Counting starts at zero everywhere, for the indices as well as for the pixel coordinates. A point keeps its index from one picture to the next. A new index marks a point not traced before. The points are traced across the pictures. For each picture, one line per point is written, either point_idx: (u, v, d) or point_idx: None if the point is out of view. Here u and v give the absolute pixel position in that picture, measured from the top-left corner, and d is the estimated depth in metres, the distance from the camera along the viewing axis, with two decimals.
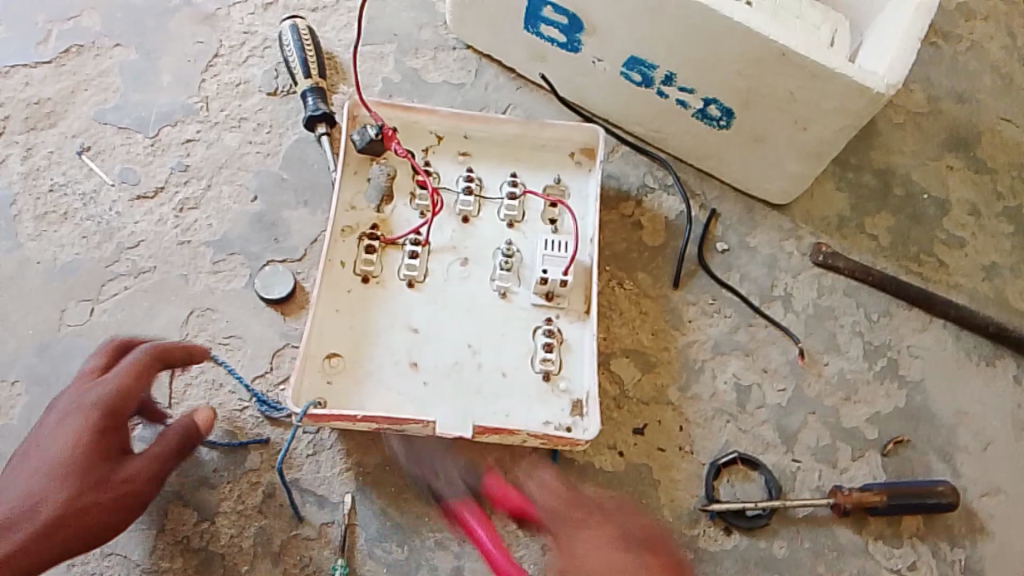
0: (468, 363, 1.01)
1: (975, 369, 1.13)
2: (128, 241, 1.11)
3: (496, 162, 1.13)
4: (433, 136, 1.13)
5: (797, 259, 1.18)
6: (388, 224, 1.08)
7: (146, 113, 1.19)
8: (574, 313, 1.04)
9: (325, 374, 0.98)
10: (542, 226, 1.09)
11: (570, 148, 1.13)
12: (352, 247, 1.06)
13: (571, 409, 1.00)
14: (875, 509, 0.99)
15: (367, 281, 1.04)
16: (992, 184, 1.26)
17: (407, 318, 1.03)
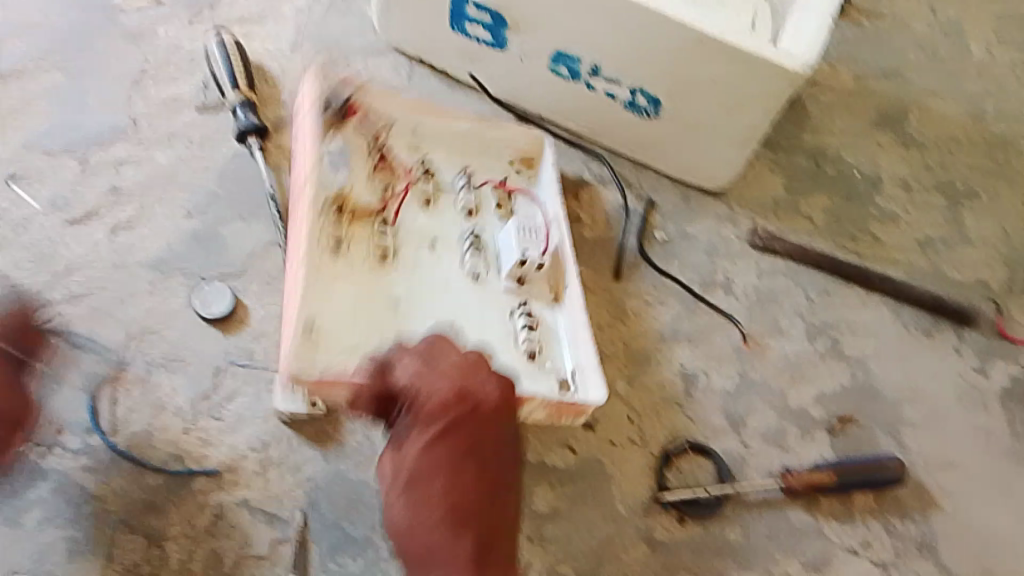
0: (452, 343, 1.00)
1: (918, 341, 1.15)
2: (61, 267, 1.08)
3: (446, 159, 1.14)
4: (382, 124, 1.12)
5: (737, 244, 1.19)
6: (355, 193, 1.07)
7: (73, 136, 1.16)
8: (542, 296, 1.06)
9: (307, 343, 0.95)
10: (498, 219, 1.11)
11: (511, 154, 1.15)
12: (322, 225, 1.02)
13: (559, 388, 1.00)
14: (827, 488, 1.01)
15: (338, 256, 1.02)
16: (923, 159, 1.28)
17: (388, 297, 1.02)
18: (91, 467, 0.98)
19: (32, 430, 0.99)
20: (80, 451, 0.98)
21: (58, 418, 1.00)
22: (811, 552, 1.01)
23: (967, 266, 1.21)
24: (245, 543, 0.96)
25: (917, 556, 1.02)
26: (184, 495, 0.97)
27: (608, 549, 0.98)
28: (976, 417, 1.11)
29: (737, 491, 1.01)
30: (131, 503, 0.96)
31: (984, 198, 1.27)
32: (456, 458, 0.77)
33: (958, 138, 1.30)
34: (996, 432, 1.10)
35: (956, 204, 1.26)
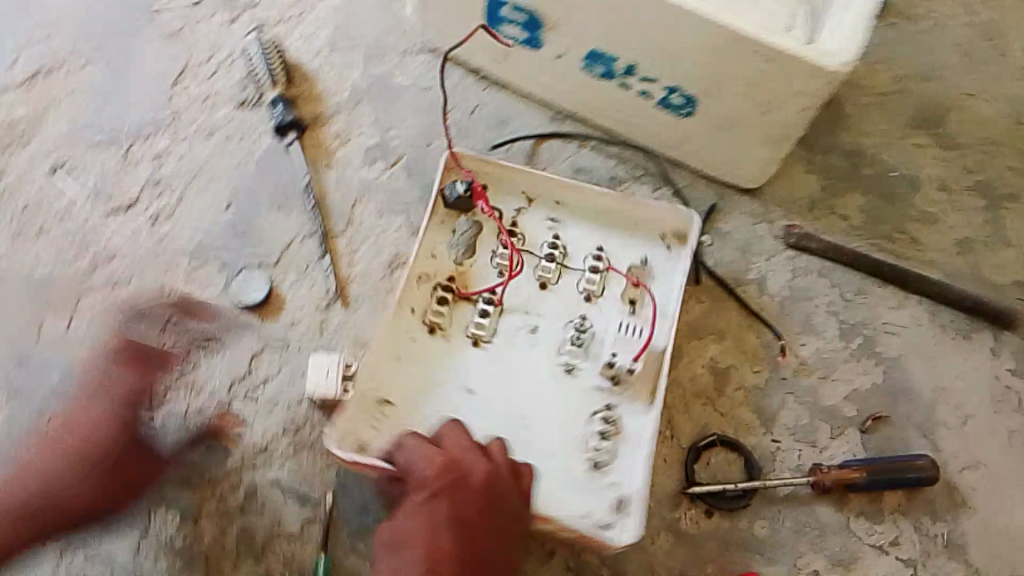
0: (518, 427, 1.01)
1: (953, 343, 1.13)
2: (103, 253, 1.12)
3: (584, 232, 1.09)
4: (524, 197, 1.10)
5: (770, 242, 1.18)
6: (466, 277, 1.07)
7: (118, 128, 1.20)
8: (638, 399, 1.02)
9: (372, 419, 0.99)
10: (618, 305, 1.07)
11: (661, 231, 1.09)
12: (425, 295, 1.05)
13: (616, 504, 0.97)
14: (855, 485, 1.00)
15: (433, 334, 1.04)
16: (961, 160, 1.27)
17: (463, 378, 1.03)
18: None
19: None
20: None
21: None
22: (837, 549, 1.01)
23: (1005, 269, 1.20)
24: (276, 521, 0.99)
25: (943, 556, 1.02)
26: (216, 475, 1.01)
27: (632, 540, 0.99)
28: (1013, 420, 1.09)
29: (765, 486, 1.00)
30: (165, 482, 1.00)
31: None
32: (464, 510, 0.83)
33: (998, 140, 1.29)
34: None
35: (994, 206, 1.24)
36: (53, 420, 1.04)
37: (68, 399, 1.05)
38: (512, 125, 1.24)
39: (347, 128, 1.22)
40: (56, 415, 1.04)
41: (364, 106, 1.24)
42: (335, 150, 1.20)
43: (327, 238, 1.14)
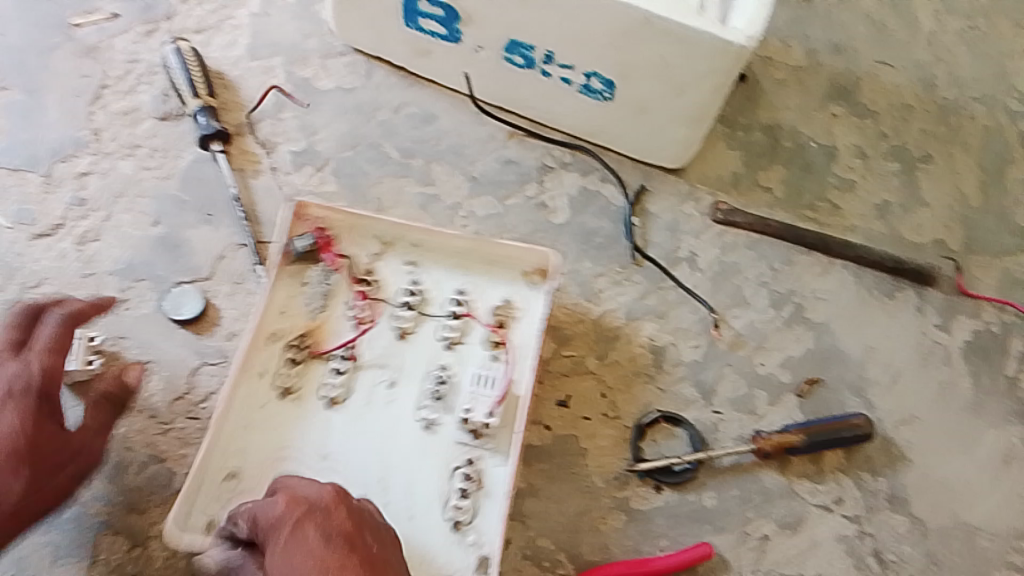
0: (377, 500, 0.92)
1: (879, 304, 1.18)
2: (29, 280, 1.09)
3: (442, 279, 1.04)
4: (380, 241, 1.04)
5: (698, 220, 1.21)
6: (318, 334, 0.99)
7: (36, 151, 1.17)
8: (501, 455, 0.95)
9: (218, 495, 0.89)
10: (481, 350, 1.00)
11: (522, 268, 1.04)
12: (273, 354, 0.97)
13: (476, 567, 0.89)
14: (795, 448, 1.03)
15: (284, 396, 0.95)
16: (875, 127, 1.31)
17: (318, 445, 0.94)
18: None
19: None
20: None
21: None
22: (784, 512, 1.03)
23: (924, 228, 1.24)
24: None
25: (886, 509, 1.05)
26: (166, 494, 0.98)
27: (585, 522, 1.00)
28: (940, 373, 1.14)
29: (710, 457, 1.03)
30: (111, 506, 0.97)
31: (938, 161, 1.30)
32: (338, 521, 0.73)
33: (909, 105, 1.33)
34: (959, 386, 1.13)
35: (910, 169, 1.29)
36: None
37: None
38: (439, 122, 1.24)
39: (272, 135, 1.21)
40: None
41: (288, 113, 1.23)
42: (261, 158, 1.19)
43: (259, 247, 1.13)
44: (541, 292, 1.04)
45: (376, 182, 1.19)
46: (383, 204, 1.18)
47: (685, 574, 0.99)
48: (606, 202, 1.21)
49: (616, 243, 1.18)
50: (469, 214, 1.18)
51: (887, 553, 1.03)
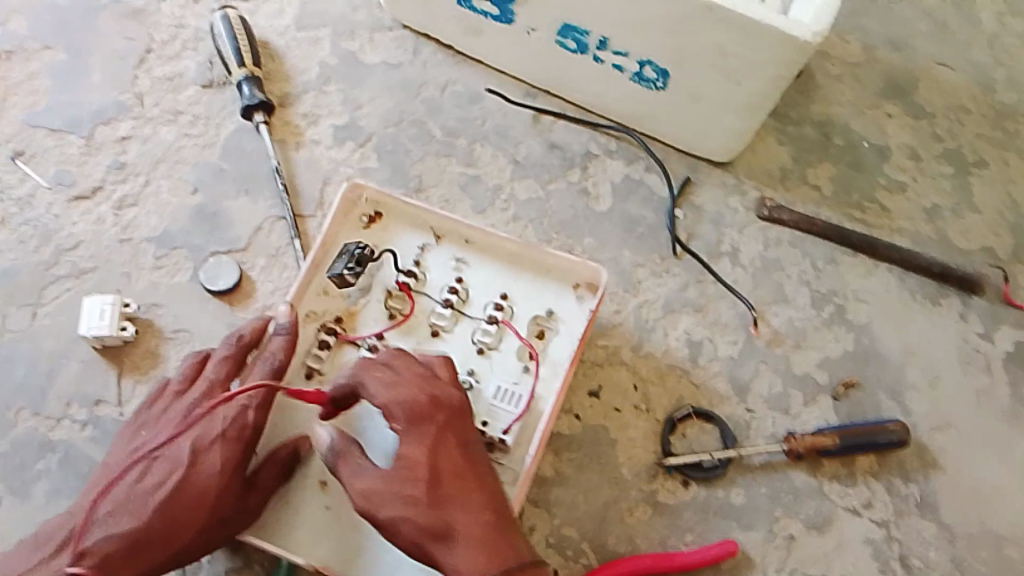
0: None
1: (922, 308, 1.15)
2: (67, 243, 1.10)
3: (485, 281, 1.00)
4: (433, 234, 1.02)
5: (741, 214, 1.19)
6: (353, 322, 0.98)
7: (79, 113, 1.17)
8: (509, 474, 0.91)
9: None
10: (513, 361, 0.96)
11: (571, 282, 1.00)
12: (309, 335, 0.96)
13: None
14: (828, 450, 1.01)
15: (310, 379, 0.95)
16: (929, 127, 1.28)
17: None
18: (96, 438, 1.01)
19: (41, 400, 1.02)
20: (87, 422, 1.01)
21: (67, 390, 1.03)
22: (813, 514, 1.02)
23: (972, 233, 1.21)
24: None
25: (917, 517, 1.04)
26: None
27: (612, 512, 1.00)
28: (982, 382, 1.12)
29: (739, 455, 1.01)
30: None
31: (991, 165, 1.26)
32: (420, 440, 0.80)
33: (965, 106, 1.30)
34: (1000, 396, 1.11)
35: (961, 172, 1.25)
36: (18, 414, 1.02)
37: (34, 392, 1.03)
38: (484, 103, 1.23)
39: (316, 108, 1.20)
40: (23, 408, 1.02)
41: (333, 86, 1.22)
42: (304, 131, 1.19)
43: (297, 220, 1.13)
44: (586, 310, 0.99)
45: (417, 160, 1.18)
46: (423, 183, 1.17)
47: (708, 570, 0.98)
48: (648, 191, 1.19)
49: (656, 234, 1.16)
50: (509, 196, 1.17)
51: (916, 561, 1.02)
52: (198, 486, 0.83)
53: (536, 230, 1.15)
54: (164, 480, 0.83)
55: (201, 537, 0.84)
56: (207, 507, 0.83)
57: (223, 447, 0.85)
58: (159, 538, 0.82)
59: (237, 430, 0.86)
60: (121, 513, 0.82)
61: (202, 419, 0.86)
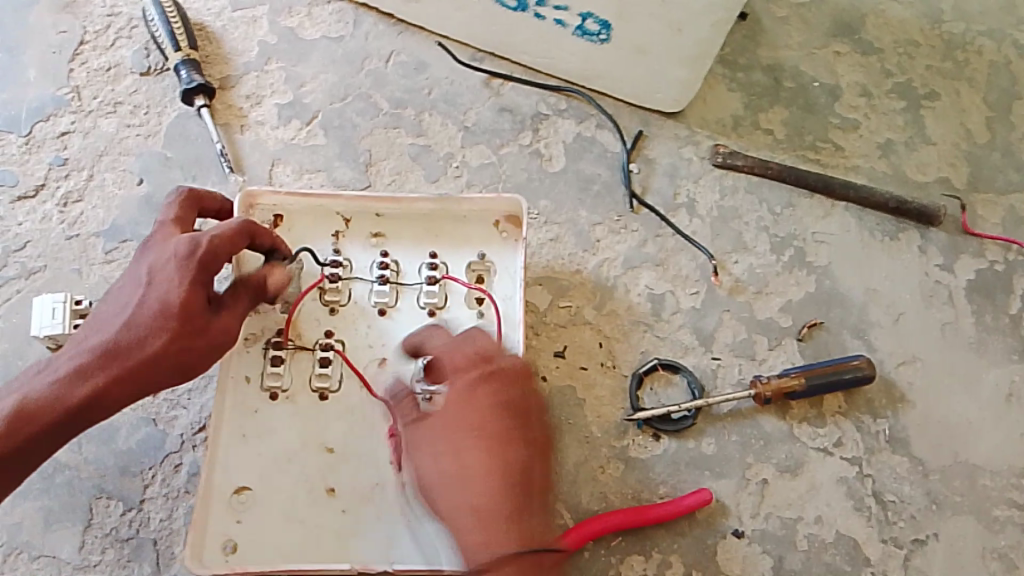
0: (390, 481, 0.90)
1: (881, 245, 1.16)
2: (13, 243, 1.08)
3: (414, 245, 1.00)
4: (342, 220, 1.00)
5: (697, 164, 1.19)
6: (296, 329, 0.96)
7: (17, 111, 1.14)
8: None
9: (232, 512, 0.87)
10: (466, 310, 0.97)
11: (492, 219, 1.00)
12: (256, 360, 0.94)
13: None
14: (796, 393, 1.02)
15: (276, 399, 0.92)
16: (879, 64, 1.28)
17: (321, 437, 0.91)
18: None
19: None
20: None
21: None
22: (784, 457, 1.03)
23: (928, 167, 1.21)
24: None
25: (887, 452, 1.05)
26: (158, 457, 0.97)
27: (584, 471, 1.00)
28: (944, 314, 1.12)
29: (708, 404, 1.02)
30: (105, 468, 0.96)
31: (943, 98, 1.26)
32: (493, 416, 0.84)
33: (913, 41, 1.30)
34: (963, 327, 1.12)
35: (914, 107, 1.25)
36: None
37: None
38: (430, 71, 1.21)
39: (259, 88, 1.18)
40: None
41: (274, 64, 1.19)
42: (248, 112, 1.16)
43: None
44: (517, 242, 1.00)
45: (365, 134, 1.16)
46: (373, 157, 1.15)
47: (684, 520, 0.99)
48: (602, 148, 1.18)
49: (612, 190, 1.15)
50: (461, 164, 1.16)
51: (888, 495, 1.03)
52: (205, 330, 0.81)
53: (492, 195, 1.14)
54: (137, 312, 0.78)
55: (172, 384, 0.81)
56: (186, 351, 0.78)
57: (193, 284, 0.79)
58: (125, 376, 0.77)
59: (207, 258, 0.80)
60: (84, 353, 0.77)
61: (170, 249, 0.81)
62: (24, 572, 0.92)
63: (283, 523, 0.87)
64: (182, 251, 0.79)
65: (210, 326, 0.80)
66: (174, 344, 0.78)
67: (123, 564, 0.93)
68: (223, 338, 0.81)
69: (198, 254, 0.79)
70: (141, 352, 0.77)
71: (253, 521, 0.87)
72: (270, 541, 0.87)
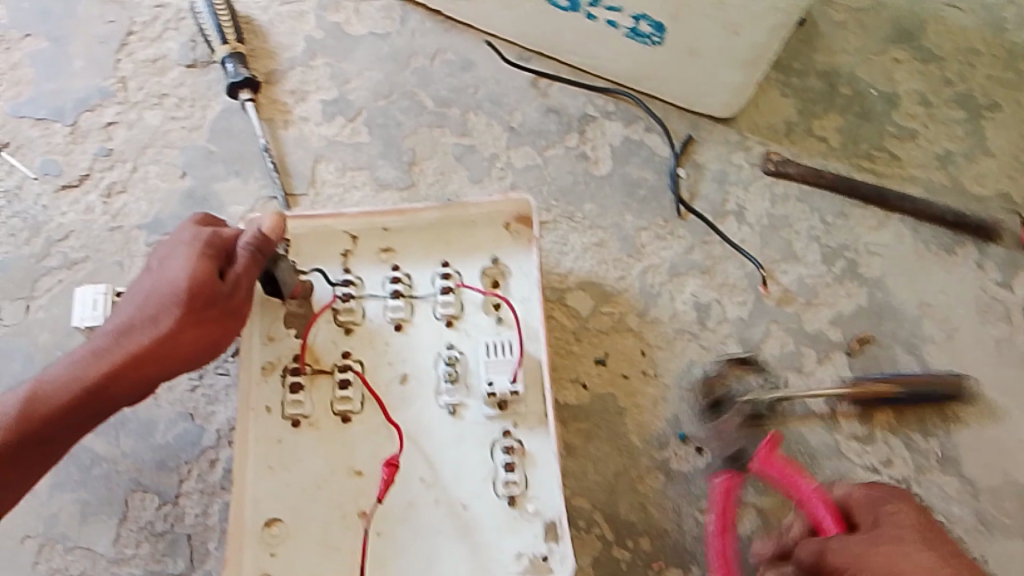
0: (424, 503, 0.87)
1: (938, 259, 1.11)
2: (57, 234, 1.08)
3: (426, 256, 0.98)
4: (347, 238, 0.97)
5: (747, 170, 1.15)
6: (313, 353, 0.93)
7: (63, 102, 1.14)
8: (534, 418, 0.91)
9: (265, 546, 0.85)
10: (483, 318, 0.95)
11: (502, 221, 0.98)
12: (275, 389, 0.91)
13: (546, 535, 0.86)
14: (890, 399, 1.02)
15: (298, 426, 0.90)
16: (939, 71, 1.23)
17: (349, 461, 0.89)
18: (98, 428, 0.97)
19: None
20: None
21: None
22: (831, 475, 1.00)
23: (988, 179, 1.17)
24: None
25: (939, 473, 1.01)
26: (194, 452, 0.96)
27: (623, 482, 0.98)
28: (1002, 332, 1.08)
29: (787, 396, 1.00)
30: (142, 462, 0.96)
31: (1005, 109, 1.21)
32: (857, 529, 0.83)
33: (975, 49, 1.25)
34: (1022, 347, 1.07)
35: (974, 117, 1.21)
36: None
37: None
38: (476, 69, 1.19)
39: (303, 84, 1.17)
40: None
41: (319, 60, 1.18)
42: (292, 108, 1.15)
43: (289, 200, 1.10)
44: (529, 241, 0.98)
45: (409, 132, 1.15)
46: (417, 156, 1.13)
47: None
48: (649, 152, 1.15)
49: (658, 195, 1.13)
50: (505, 164, 1.14)
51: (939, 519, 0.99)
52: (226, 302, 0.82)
53: (535, 197, 1.12)
54: (150, 294, 0.81)
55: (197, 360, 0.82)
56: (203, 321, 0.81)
57: (204, 259, 0.82)
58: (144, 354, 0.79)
59: (214, 239, 0.83)
60: (101, 337, 0.79)
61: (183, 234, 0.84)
62: (59, 563, 0.92)
63: (318, 549, 0.85)
64: (190, 235, 0.83)
65: (226, 295, 0.82)
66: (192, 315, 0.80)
67: (157, 558, 0.92)
68: (237, 308, 0.83)
69: (206, 237, 0.83)
70: (156, 330, 0.79)
71: (286, 549, 0.85)
72: (308, 572, 0.85)
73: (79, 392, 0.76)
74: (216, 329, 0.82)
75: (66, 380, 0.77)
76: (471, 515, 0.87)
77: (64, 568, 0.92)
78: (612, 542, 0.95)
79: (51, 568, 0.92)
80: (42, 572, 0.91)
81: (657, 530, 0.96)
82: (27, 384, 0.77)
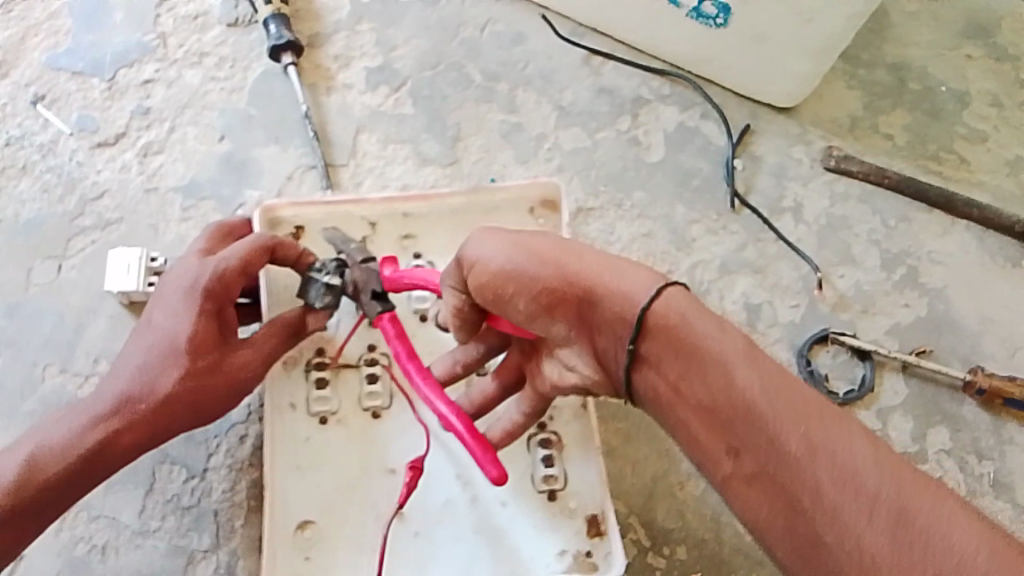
0: (462, 502, 0.84)
1: (1002, 272, 1.06)
2: (92, 192, 1.05)
3: (452, 243, 0.94)
4: (368, 225, 0.93)
5: (807, 166, 1.10)
6: (336, 344, 0.89)
7: (102, 55, 1.11)
8: (570, 412, 0.88)
9: (299, 550, 0.82)
10: None
11: (526, 206, 0.95)
12: (299, 384, 0.88)
13: (589, 530, 0.84)
14: (1012, 400, 0.97)
15: (326, 423, 0.87)
16: (1014, 72, 1.17)
17: (380, 461, 0.86)
18: None
19: (68, 357, 0.98)
20: None
21: (96, 346, 0.98)
22: None
23: None
24: None
25: (991, 496, 0.96)
26: (223, 427, 0.94)
27: (661, 487, 0.94)
28: None
29: (916, 364, 0.99)
30: None
31: None
32: (607, 303, 0.60)
33: None
34: None
35: None
36: (47, 370, 0.97)
37: (62, 348, 0.98)
38: (528, 43, 1.14)
39: (348, 49, 1.12)
40: (52, 364, 0.97)
41: (365, 25, 1.14)
42: (335, 74, 1.11)
43: (329, 171, 1.06)
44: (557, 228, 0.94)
45: (455, 107, 1.10)
46: (461, 132, 1.09)
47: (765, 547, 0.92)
48: (705, 141, 1.10)
49: (712, 187, 1.08)
50: (554, 146, 1.09)
51: None
52: (230, 362, 0.76)
53: (584, 182, 1.07)
54: (146, 352, 0.75)
55: (200, 422, 0.77)
56: (203, 387, 0.75)
57: (204, 314, 0.75)
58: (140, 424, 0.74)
59: (217, 287, 0.76)
60: (100, 400, 0.75)
61: (184, 279, 0.77)
62: (83, 531, 0.90)
63: (353, 554, 0.82)
64: (192, 279, 0.77)
65: (229, 356, 0.76)
66: (192, 380, 0.74)
67: (182, 533, 0.90)
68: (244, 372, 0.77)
69: (207, 283, 0.76)
70: (152, 397, 0.74)
71: (322, 549, 0.82)
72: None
73: (72, 463, 0.73)
74: (219, 389, 0.76)
75: (64, 448, 0.73)
76: (510, 513, 0.84)
77: (88, 537, 0.89)
78: (647, 549, 0.91)
79: (76, 536, 0.89)
80: (65, 540, 0.89)
81: (695, 540, 0.92)
82: (27, 445, 0.74)
